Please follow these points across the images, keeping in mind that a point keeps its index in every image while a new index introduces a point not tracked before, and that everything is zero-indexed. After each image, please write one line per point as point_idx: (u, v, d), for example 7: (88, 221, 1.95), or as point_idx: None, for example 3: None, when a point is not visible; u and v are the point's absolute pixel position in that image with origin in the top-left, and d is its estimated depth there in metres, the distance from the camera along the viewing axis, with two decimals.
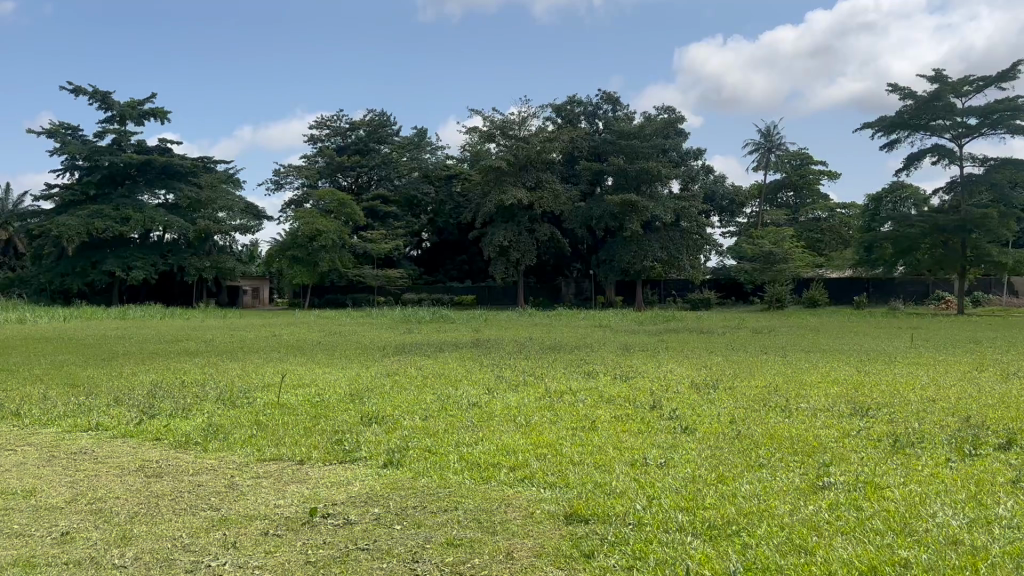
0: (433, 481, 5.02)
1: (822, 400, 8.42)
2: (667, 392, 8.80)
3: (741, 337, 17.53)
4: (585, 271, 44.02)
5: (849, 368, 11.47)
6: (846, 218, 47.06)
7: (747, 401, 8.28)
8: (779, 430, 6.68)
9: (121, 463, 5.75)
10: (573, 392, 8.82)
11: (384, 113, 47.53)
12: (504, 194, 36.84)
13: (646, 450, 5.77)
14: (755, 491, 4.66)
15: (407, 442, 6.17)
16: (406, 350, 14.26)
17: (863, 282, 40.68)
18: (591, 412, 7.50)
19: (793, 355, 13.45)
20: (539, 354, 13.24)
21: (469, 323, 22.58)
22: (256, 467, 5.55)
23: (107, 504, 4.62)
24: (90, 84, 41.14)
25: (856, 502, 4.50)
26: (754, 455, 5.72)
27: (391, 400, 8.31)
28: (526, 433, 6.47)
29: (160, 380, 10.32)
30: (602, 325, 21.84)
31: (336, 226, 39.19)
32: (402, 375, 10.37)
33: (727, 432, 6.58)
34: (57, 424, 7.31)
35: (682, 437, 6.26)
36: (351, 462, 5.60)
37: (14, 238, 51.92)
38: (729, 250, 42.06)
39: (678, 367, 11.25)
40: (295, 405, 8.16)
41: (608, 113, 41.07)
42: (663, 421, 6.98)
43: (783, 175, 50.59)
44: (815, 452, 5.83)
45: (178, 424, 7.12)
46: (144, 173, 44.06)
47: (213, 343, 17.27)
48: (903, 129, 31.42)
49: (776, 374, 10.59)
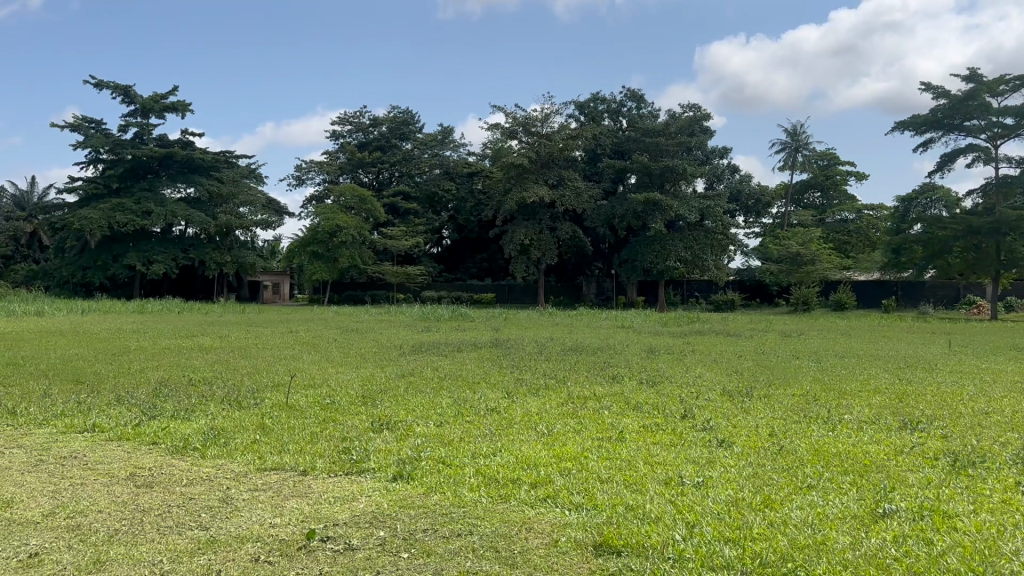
0: (447, 499, 4.54)
1: (865, 411, 7.86)
2: (698, 400, 8.25)
3: (768, 340, 16.94)
4: (607, 271, 43.50)
5: (886, 375, 10.90)
6: (874, 219, 46.12)
7: (785, 411, 7.73)
8: (824, 446, 6.17)
9: (110, 471, 5.31)
10: (598, 398, 8.33)
11: (408, 110, 47.25)
12: (526, 191, 36.30)
13: (680, 466, 5.26)
14: (808, 518, 4.16)
15: (420, 452, 5.69)
16: (426, 349, 13.86)
17: (891, 285, 39.77)
18: (617, 421, 6.98)
19: (828, 360, 12.86)
20: (561, 356, 12.74)
21: (488, 322, 22.16)
22: (256, 478, 5.10)
23: (86, 519, 4.19)
24: (113, 78, 41.16)
25: (924, 533, 3.96)
26: (802, 475, 5.20)
27: (405, 404, 7.87)
28: (549, 443, 5.99)
29: (167, 377, 9.94)
30: (625, 326, 21.33)
31: (356, 222, 38.88)
32: (416, 377, 9.87)
33: (769, 446, 6.06)
34: (51, 425, 6.91)
35: (721, 452, 5.74)
36: (358, 475, 5.13)
37: (39, 231, 52.08)
38: (754, 251, 41.32)
39: (707, 372, 10.69)
40: (303, 407, 7.72)
41: (632, 110, 40.46)
42: (696, 433, 6.45)
43: (809, 175, 49.76)
44: (869, 473, 5.29)
45: (179, 427, 6.71)
46: (166, 167, 44.03)
47: (229, 339, 17.01)
48: (935, 129, 30.61)
49: (813, 382, 10.00)
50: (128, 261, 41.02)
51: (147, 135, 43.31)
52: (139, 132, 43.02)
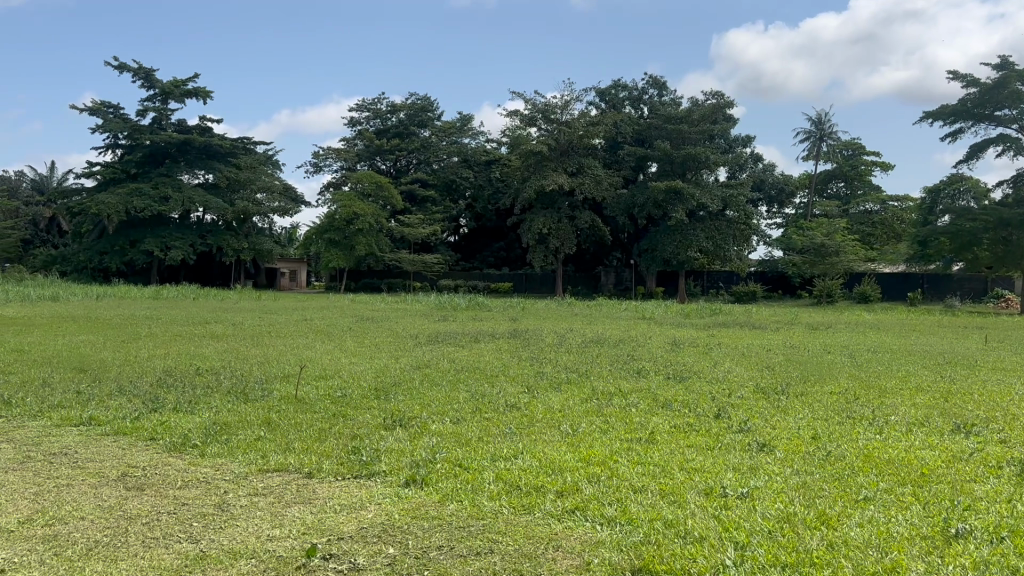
0: (464, 510, 4.09)
1: (913, 412, 7.33)
2: (731, 398, 7.75)
3: (796, 334, 16.36)
4: (625, 260, 43.06)
5: (927, 373, 10.27)
6: (900, 211, 45.09)
7: (825, 411, 7.23)
8: (874, 451, 5.69)
9: (101, 470, 4.90)
10: (624, 394, 7.87)
11: (427, 97, 46.78)
12: (545, 179, 35.72)
13: (721, 474, 4.78)
14: (871, 540, 3.70)
15: (434, 453, 5.23)
16: (441, 339, 13.42)
17: (917, 278, 38.91)
18: (645, 420, 6.50)
19: (862, 356, 12.25)
20: (583, 348, 12.25)
21: (506, 313, 21.70)
22: (256, 481, 4.68)
23: (66, 528, 3.78)
24: (134, 62, 40.99)
25: (1008, 560, 3.46)
26: (856, 486, 4.71)
27: (420, 398, 7.43)
28: (574, 445, 5.53)
29: (175, 366, 9.57)
30: (646, 317, 20.78)
31: (374, 209, 38.49)
32: (432, 369, 9.44)
33: (814, 451, 5.58)
34: (46, 416, 6.52)
35: (763, 459, 5.26)
36: (367, 479, 4.70)
37: (58, 216, 52.07)
38: (777, 242, 40.49)
39: (737, 367, 10.17)
40: (314, 400, 7.31)
41: (655, 98, 39.69)
42: (735, 435, 5.98)
43: (834, 165, 48.78)
44: (929, 485, 4.79)
45: (178, 422, 6.28)
46: (184, 153, 43.85)
47: (241, 327, 16.61)
48: (966, 119, 29.72)
49: (850, 378, 9.50)
50: (145, 247, 40.87)
51: (165, 119, 43.14)
52: (158, 116, 42.84)
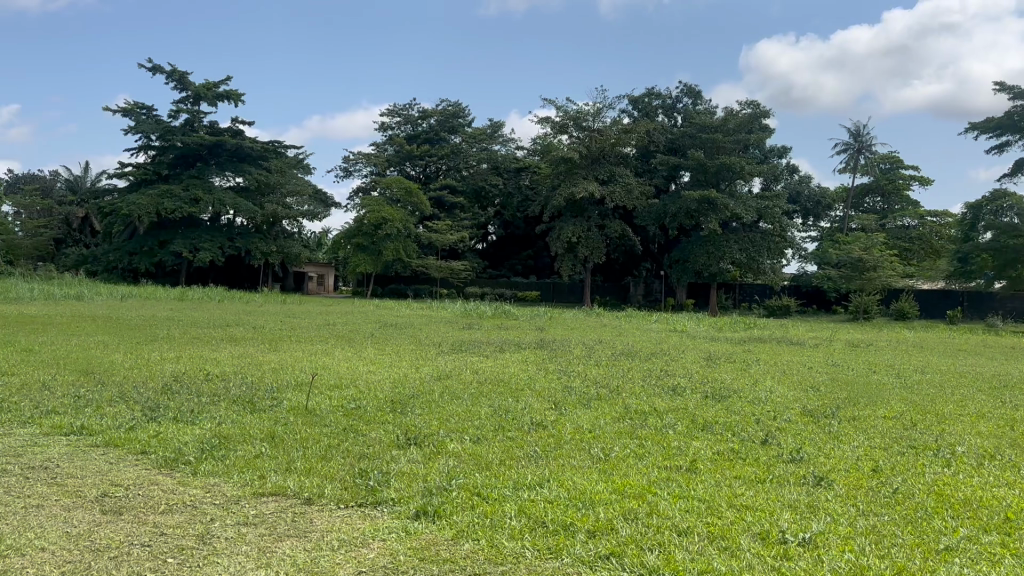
0: (481, 552, 3.53)
1: (980, 442, 6.64)
2: (776, 421, 7.11)
3: (836, 351, 15.66)
4: (655, 270, 42.31)
5: (983, 397, 9.48)
6: (939, 226, 43.75)
7: (883, 438, 6.57)
8: (947, 488, 5.01)
9: (81, 489, 4.42)
10: (659, 413, 7.26)
11: (458, 103, 46.58)
12: (575, 186, 35.09)
13: (779, 514, 4.16)
14: None
15: (450, 479, 4.65)
16: (467, 348, 12.93)
17: (956, 295, 37.79)
18: (685, 445, 5.89)
19: (914, 376, 11.49)
20: (614, 361, 11.65)
21: (533, 322, 21.16)
22: (248, 507, 4.15)
23: (20, 562, 3.30)
24: (168, 63, 41.11)
25: None
26: (938, 534, 4.02)
27: (438, 412, 6.90)
28: (606, 473, 4.95)
29: (185, 371, 9.16)
30: (678, 330, 20.09)
31: (402, 215, 38.12)
32: (454, 380, 8.95)
33: (879, 487, 4.94)
34: (37, 424, 6.08)
35: (821, 495, 4.64)
36: (373, 508, 4.15)
37: (89, 217, 52.25)
38: (812, 255, 39.52)
39: (779, 386, 9.53)
40: (324, 412, 6.79)
41: (689, 106, 39.01)
42: (787, 466, 5.33)
43: (872, 178, 47.64)
44: (1018, 533, 4.12)
45: (174, 434, 5.78)
46: (215, 155, 43.88)
47: (262, 330, 16.31)
48: (1013, 131, 28.62)
49: (904, 402, 8.74)
50: (174, 248, 40.88)
51: (197, 121, 43.23)
52: (190, 118, 42.93)
